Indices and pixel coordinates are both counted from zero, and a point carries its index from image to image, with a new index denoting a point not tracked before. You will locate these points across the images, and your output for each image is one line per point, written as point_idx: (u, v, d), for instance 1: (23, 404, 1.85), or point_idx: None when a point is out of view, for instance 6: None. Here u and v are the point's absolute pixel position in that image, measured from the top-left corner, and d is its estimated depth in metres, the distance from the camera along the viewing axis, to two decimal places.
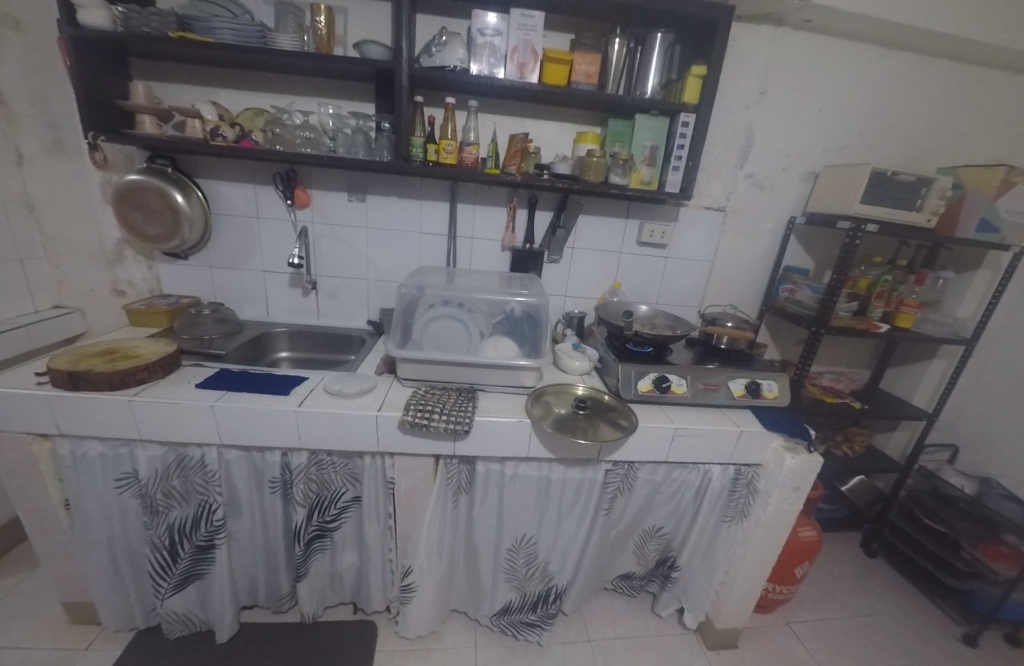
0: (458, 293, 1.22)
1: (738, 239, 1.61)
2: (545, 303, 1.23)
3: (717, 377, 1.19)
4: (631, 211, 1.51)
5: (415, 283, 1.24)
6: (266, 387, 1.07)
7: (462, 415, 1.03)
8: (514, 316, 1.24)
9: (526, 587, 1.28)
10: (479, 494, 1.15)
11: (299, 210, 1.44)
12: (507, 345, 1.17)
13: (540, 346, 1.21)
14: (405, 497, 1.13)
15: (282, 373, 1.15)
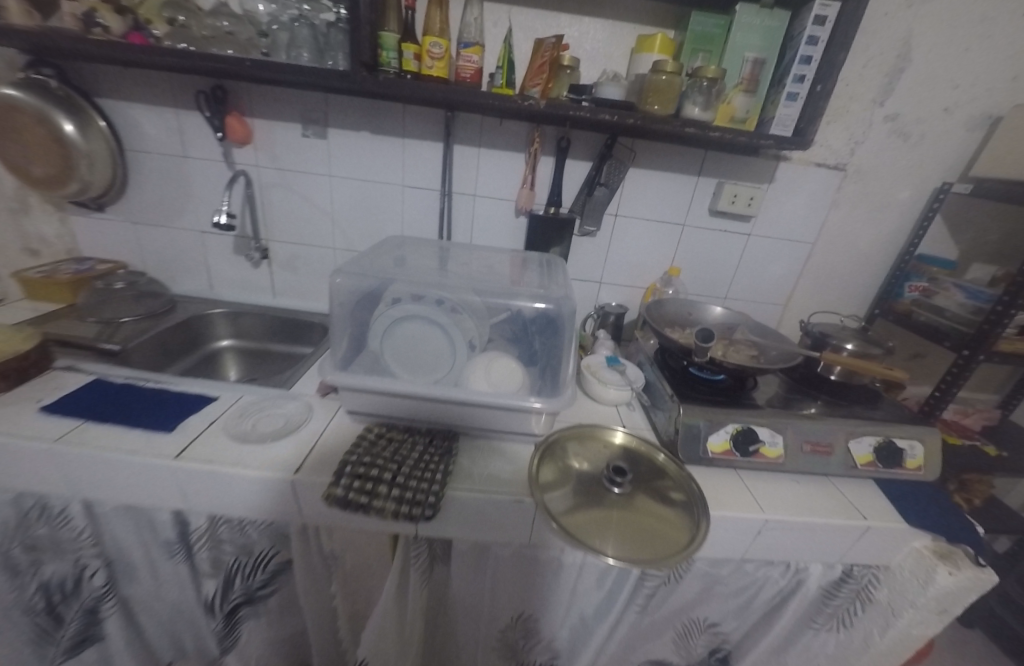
0: (436, 286, 0.83)
1: (857, 213, 1.12)
2: (567, 307, 0.83)
3: (832, 434, 0.78)
4: (705, 164, 1.04)
5: (374, 271, 0.85)
6: (147, 416, 0.72)
7: (421, 496, 0.65)
8: (521, 319, 0.86)
9: (526, 657, 0.93)
10: (459, 566, 0.80)
11: (238, 149, 1.05)
12: (511, 369, 0.79)
13: (560, 372, 0.82)
14: (351, 573, 0.78)
15: (182, 386, 0.81)
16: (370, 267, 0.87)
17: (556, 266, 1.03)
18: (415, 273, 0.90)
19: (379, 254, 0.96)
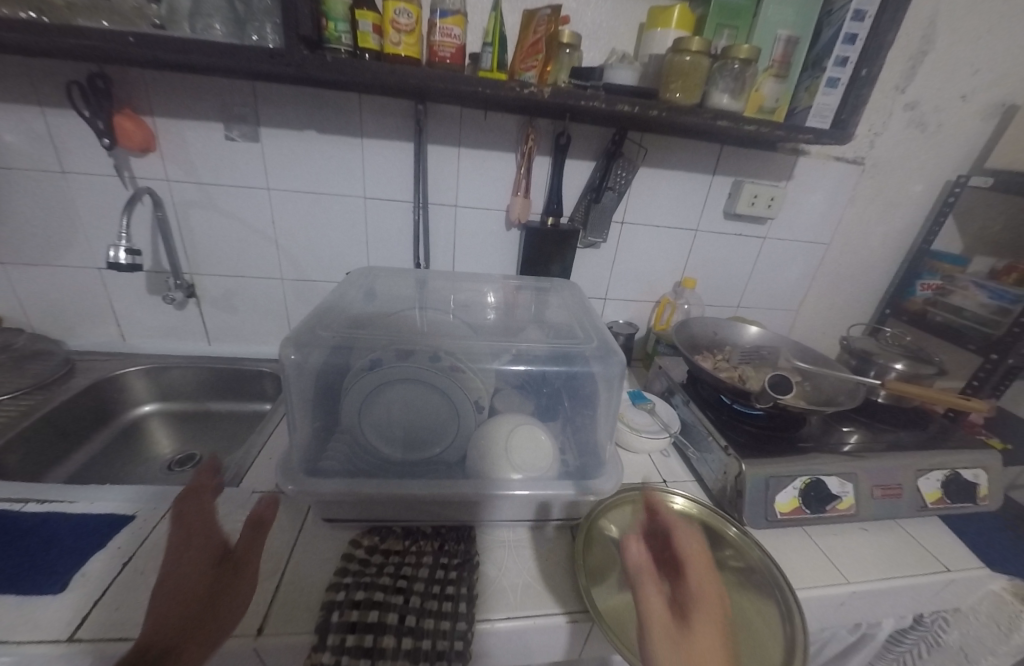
0: (428, 347, 0.66)
1: (872, 210, 1.04)
2: (598, 366, 0.68)
3: (899, 473, 0.69)
4: (721, 162, 0.90)
5: (341, 335, 0.66)
6: (30, 576, 0.52)
7: (442, 644, 0.48)
8: (537, 374, 0.69)
9: None
10: None
11: (138, 159, 0.80)
12: (538, 447, 0.63)
13: (592, 440, 0.69)
14: None
15: (86, 507, 0.62)
16: (336, 326, 0.68)
17: (553, 292, 0.87)
18: (395, 329, 0.70)
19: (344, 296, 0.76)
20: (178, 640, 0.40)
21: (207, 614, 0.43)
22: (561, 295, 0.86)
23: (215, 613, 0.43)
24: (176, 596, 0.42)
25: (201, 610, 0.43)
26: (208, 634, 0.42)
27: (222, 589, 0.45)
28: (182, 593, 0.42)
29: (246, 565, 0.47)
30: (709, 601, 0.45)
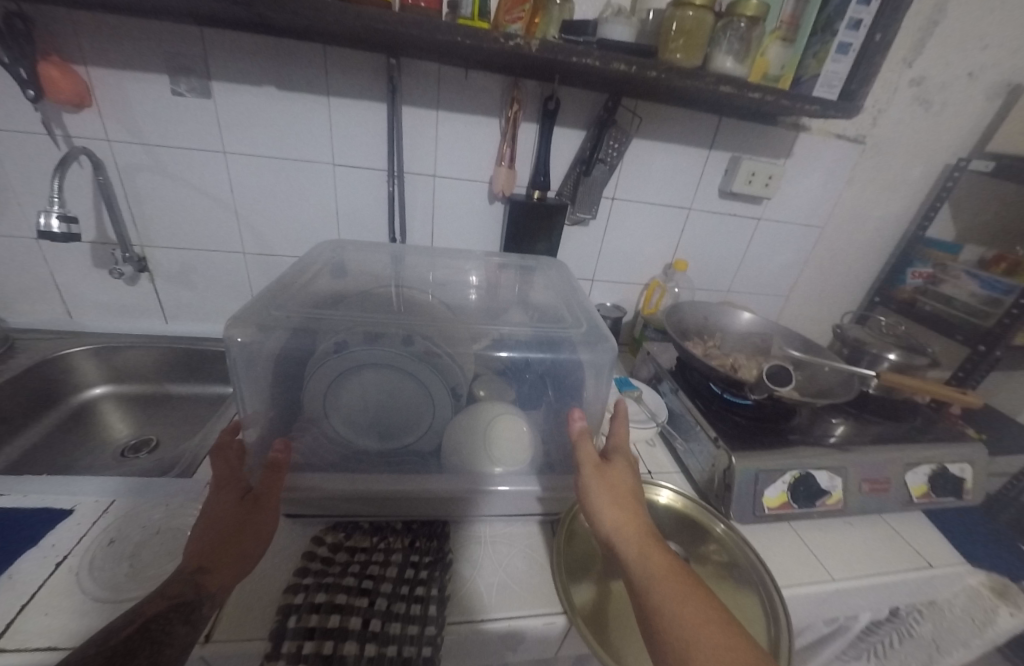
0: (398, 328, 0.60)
1: (869, 193, 1.00)
2: (582, 352, 0.64)
3: (887, 467, 0.68)
4: (719, 136, 0.85)
5: (302, 319, 0.59)
6: None
7: (409, 651, 0.44)
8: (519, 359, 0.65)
9: None
10: None
11: (71, 116, 0.70)
12: (519, 438, 0.60)
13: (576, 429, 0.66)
14: None
15: (15, 502, 0.56)
16: (299, 307, 0.61)
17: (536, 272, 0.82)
18: (363, 311, 0.64)
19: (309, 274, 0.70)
20: (212, 560, 0.45)
21: (238, 539, 0.47)
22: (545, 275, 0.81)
23: (245, 540, 0.48)
24: (211, 524, 0.47)
25: (233, 535, 0.47)
26: (239, 559, 0.46)
27: (251, 517, 0.49)
28: (217, 520, 0.48)
29: (266, 501, 0.51)
30: (614, 507, 0.48)
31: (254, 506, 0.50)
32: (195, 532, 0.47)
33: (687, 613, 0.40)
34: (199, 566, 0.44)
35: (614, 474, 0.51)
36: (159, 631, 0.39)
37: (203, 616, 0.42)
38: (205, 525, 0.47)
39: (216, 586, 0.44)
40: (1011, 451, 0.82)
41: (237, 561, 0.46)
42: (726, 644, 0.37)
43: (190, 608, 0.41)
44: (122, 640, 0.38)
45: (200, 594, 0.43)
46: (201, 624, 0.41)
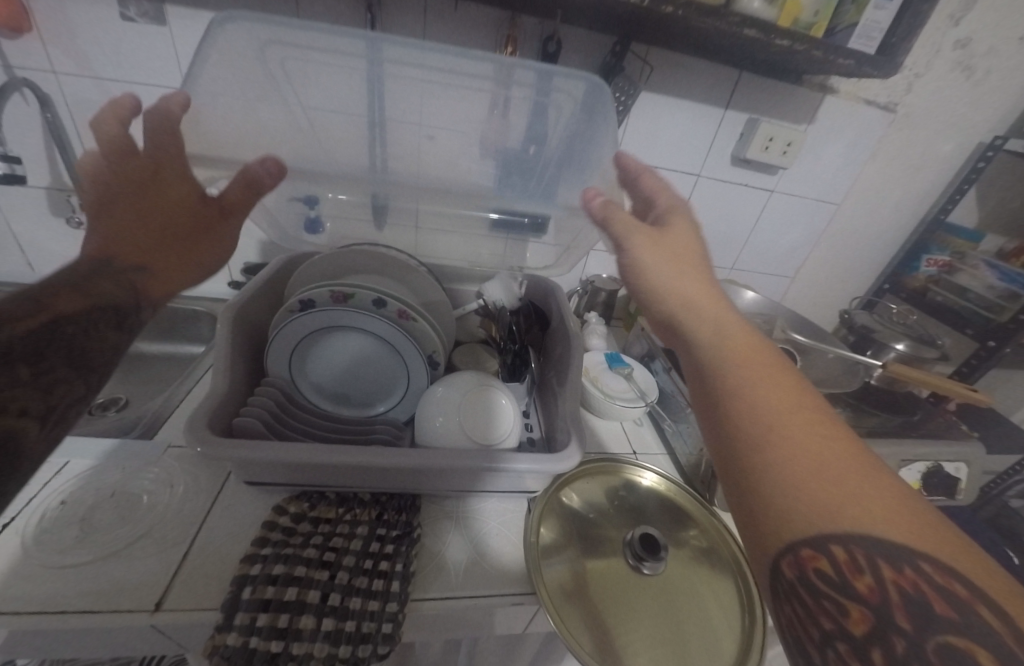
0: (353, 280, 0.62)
1: (895, 169, 0.93)
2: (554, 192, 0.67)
3: (880, 461, 0.66)
4: (737, 93, 0.77)
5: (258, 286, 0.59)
6: None
7: (368, 627, 0.43)
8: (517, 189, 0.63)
9: None
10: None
11: (10, 41, 0.62)
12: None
13: (564, 371, 0.61)
14: None
15: None
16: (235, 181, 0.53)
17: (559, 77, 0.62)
18: (334, 272, 0.63)
19: (277, 146, 0.57)
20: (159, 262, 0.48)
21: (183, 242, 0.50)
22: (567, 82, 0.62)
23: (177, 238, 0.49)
24: (144, 224, 0.47)
25: (177, 234, 0.49)
26: (192, 264, 0.50)
27: (207, 231, 0.51)
28: (157, 216, 0.48)
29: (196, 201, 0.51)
30: (690, 282, 0.44)
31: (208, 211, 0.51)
32: (123, 223, 0.47)
33: (761, 378, 0.37)
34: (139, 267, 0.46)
35: (692, 249, 0.45)
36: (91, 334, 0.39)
37: (136, 327, 0.44)
38: (142, 219, 0.48)
39: (162, 293, 0.47)
40: (1007, 451, 0.80)
41: (191, 267, 0.50)
42: (787, 400, 0.36)
43: (123, 313, 0.42)
44: (40, 334, 0.36)
45: (137, 301, 0.44)
46: (130, 330, 0.43)
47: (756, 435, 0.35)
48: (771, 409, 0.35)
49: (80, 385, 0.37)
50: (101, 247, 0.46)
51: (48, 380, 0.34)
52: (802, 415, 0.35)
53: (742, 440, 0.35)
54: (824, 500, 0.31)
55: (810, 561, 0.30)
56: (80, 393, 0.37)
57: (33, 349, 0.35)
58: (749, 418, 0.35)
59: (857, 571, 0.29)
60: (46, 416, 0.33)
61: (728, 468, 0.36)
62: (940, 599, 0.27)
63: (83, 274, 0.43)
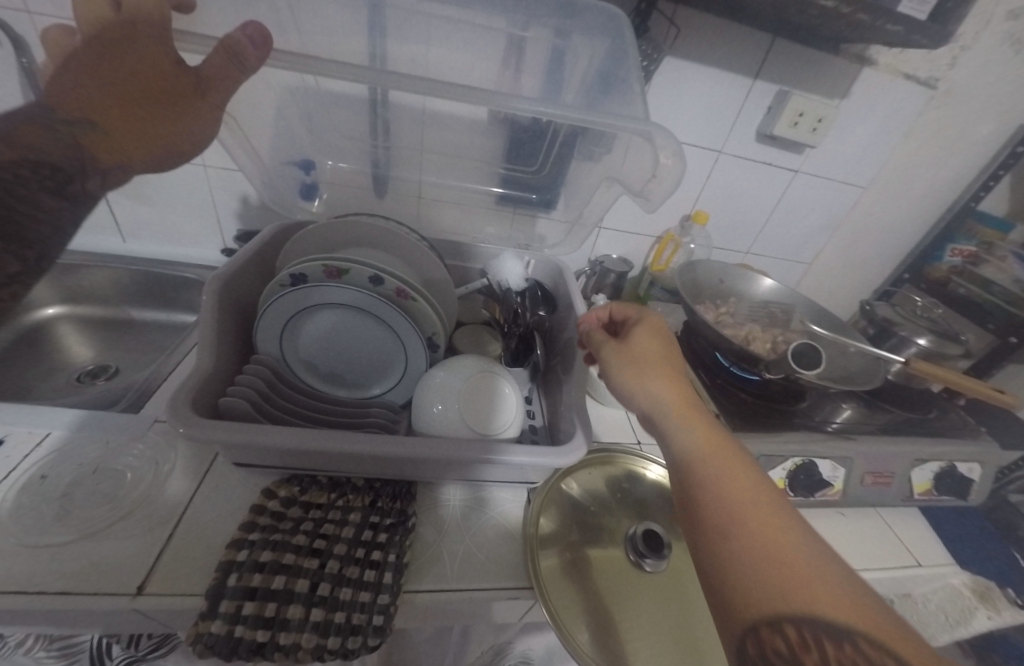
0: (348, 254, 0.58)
1: (930, 152, 0.87)
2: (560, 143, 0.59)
3: (894, 460, 0.64)
4: (768, 61, 0.71)
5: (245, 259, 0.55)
6: None
7: (358, 618, 0.41)
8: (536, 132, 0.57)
9: None
10: (416, 652, 0.59)
11: None
12: (636, 148, 0.50)
13: (572, 358, 0.58)
14: None
15: None
16: (238, 127, 0.50)
17: (578, 36, 0.60)
18: (329, 245, 0.59)
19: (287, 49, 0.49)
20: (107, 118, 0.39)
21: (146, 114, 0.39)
22: (583, 41, 0.60)
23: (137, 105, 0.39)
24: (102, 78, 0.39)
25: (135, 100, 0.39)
26: (155, 142, 0.41)
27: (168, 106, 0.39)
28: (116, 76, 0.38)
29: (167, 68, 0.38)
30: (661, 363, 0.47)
31: (172, 86, 0.39)
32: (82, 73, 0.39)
33: (737, 475, 0.37)
34: (86, 120, 0.38)
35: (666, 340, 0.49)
36: (17, 197, 0.37)
37: (82, 197, 0.40)
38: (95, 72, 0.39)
39: (112, 162, 0.40)
40: None
41: (155, 147, 0.41)
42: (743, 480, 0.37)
43: (62, 177, 0.39)
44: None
45: (82, 166, 0.39)
46: (77, 200, 0.40)
47: (726, 520, 0.35)
48: (729, 494, 0.36)
49: (12, 260, 0.38)
50: (56, 94, 0.39)
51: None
52: (776, 515, 0.34)
53: (713, 524, 0.35)
54: (789, 587, 0.30)
55: (768, 638, 0.29)
56: (11, 272, 0.37)
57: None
58: (720, 508, 0.36)
59: (807, 648, 0.28)
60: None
61: (698, 555, 0.35)
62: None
63: (27, 119, 0.38)
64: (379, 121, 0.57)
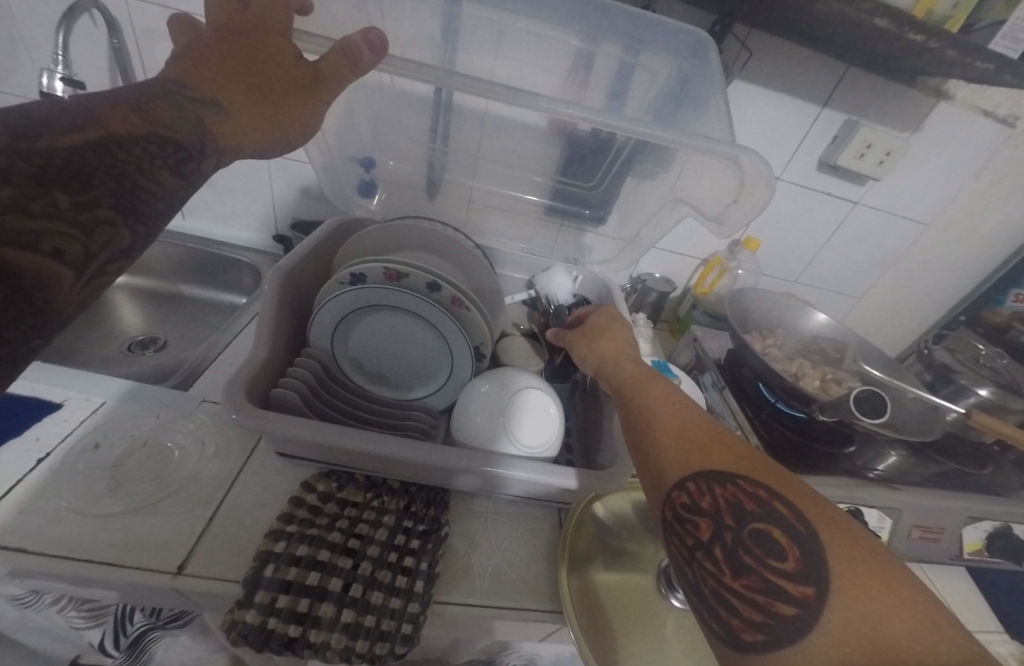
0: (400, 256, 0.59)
1: (1004, 194, 0.82)
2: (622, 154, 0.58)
3: (946, 516, 0.60)
4: (839, 89, 0.69)
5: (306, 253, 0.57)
6: None
7: (388, 624, 0.41)
8: (597, 144, 0.58)
9: None
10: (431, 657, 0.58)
11: None
12: (718, 173, 0.48)
13: None
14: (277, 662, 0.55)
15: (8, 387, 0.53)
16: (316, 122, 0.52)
17: (650, 53, 0.58)
18: (383, 247, 0.60)
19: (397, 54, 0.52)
20: (233, 103, 0.39)
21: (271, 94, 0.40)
22: (654, 57, 0.59)
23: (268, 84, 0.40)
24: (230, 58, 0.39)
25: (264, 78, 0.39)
26: (270, 127, 0.41)
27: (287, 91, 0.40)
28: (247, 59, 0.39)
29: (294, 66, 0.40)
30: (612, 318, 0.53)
31: (297, 75, 0.40)
32: (207, 53, 0.39)
33: (658, 386, 0.42)
34: (214, 101, 0.38)
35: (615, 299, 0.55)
36: (142, 171, 0.34)
37: (198, 177, 0.38)
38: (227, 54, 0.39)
39: (228, 143, 0.39)
40: None
41: (271, 130, 0.41)
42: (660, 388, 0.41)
43: (184, 155, 0.37)
44: (85, 157, 0.32)
45: (204, 145, 0.38)
46: (193, 180, 0.38)
47: (646, 418, 0.39)
48: (646, 398, 0.41)
49: (124, 235, 0.33)
50: (188, 72, 0.39)
51: (86, 220, 0.31)
52: (685, 408, 0.38)
53: (638, 424, 0.39)
54: (690, 454, 0.34)
55: (675, 498, 0.33)
56: (122, 249, 0.33)
57: (78, 174, 0.31)
58: (641, 412, 0.40)
59: (701, 494, 0.31)
60: (79, 270, 0.30)
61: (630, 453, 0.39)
62: (756, 502, 0.30)
63: (158, 96, 0.37)
64: (440, 125, 0.57)
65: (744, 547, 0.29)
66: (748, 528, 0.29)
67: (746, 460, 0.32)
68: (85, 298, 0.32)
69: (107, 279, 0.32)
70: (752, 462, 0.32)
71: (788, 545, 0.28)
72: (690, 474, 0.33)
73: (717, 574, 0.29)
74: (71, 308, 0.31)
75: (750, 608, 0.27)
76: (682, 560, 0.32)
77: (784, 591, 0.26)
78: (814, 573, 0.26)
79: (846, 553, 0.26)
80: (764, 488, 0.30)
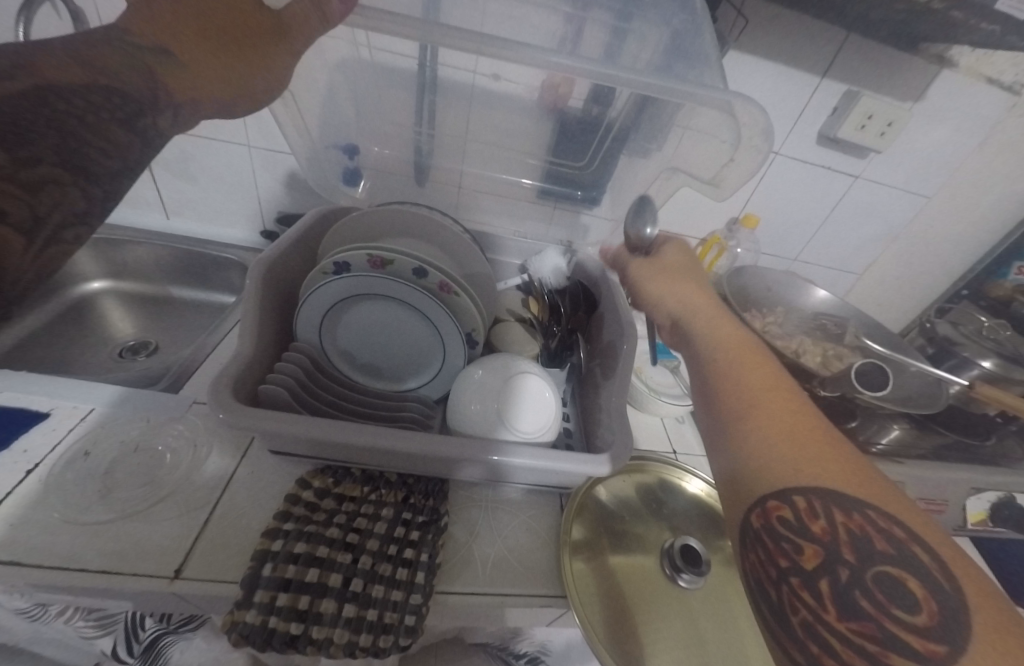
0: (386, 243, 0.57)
1: (1010, 162, 0.79)
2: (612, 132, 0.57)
3: (949, 488, 0.60)
4: (840, 56, 0.66)
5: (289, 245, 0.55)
6: None
7: (390, 617, 0.40)
8: (588, 123, 0.56)
9: None
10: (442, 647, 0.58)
11: None
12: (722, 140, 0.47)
13: (612, 363, 0.56)
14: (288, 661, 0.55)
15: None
16: (294, 103, 0.50)
17: (643, 18, 0.56)
18: (369, 234, 0.58)
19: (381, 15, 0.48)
20: (186, 49, 0.38)
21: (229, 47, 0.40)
22: (647, 24, 0.56)
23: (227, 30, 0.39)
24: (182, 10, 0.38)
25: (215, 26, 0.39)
26: (228, 81, 0.40)
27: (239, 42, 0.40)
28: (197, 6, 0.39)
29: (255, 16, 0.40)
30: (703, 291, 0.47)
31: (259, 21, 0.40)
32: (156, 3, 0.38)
33: (764, 379, 0.37)
34: (164, 52, 0.38)
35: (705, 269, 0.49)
36: (88, 125, 0.33)
37: (154, 135, 0.37)
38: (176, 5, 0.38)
39: (186, 95, 0.38)
40: None
41: (228, 88, 0.40)
42: (768, 380, 0.37)
43: (134, 109, 0.36)
44: (19, 109, 0.31)
45: (156, 98, 0.37)
46: (148, 136, 0.37)
47: (748, 413, 0.35)
48: (750, 387, 0.36)
49: (76, 196, 0.32)
50: (135, 22, 0.38)
51: (29, 177, 0.30)
52: (800, 409, 0.34)
53: (743, 418, 0.35)
54: (805, 466, 0.30)
55: (777, 512, 0.30)
56: (77, 210, 0.32)
57: (13, 127, 0.30)
58: (740, 405, 0.36)
59: (816, 517, 0.28)
60: (30, 234, 0.30)
61: (711, 446, 0.36)
62: (887, 542, 0.27)
63: (101, 44, 0.36)
64: (426, 105, 0.56)
65: (863, 590, 0.26)
66: (872, 572, 0.27)
67: (875, 489, 0.29)
68: (42, 268, 0.30)
69: (64, 244, 0.31)
70: (882, 494, 0.29)
71: (920, 596, 0.25)
72: (802, 489, 0.30)
73: (818, 609, 0.27)
74: (28, 277, 0.29)
75: (855, 653, 0.25)
76: (771, 579, 0.30)
77: (904, 643, 0.25)
78: (949, 636, 0.24)
79: (994, 624, 0.24)
80: (896, 526, 0.28)
